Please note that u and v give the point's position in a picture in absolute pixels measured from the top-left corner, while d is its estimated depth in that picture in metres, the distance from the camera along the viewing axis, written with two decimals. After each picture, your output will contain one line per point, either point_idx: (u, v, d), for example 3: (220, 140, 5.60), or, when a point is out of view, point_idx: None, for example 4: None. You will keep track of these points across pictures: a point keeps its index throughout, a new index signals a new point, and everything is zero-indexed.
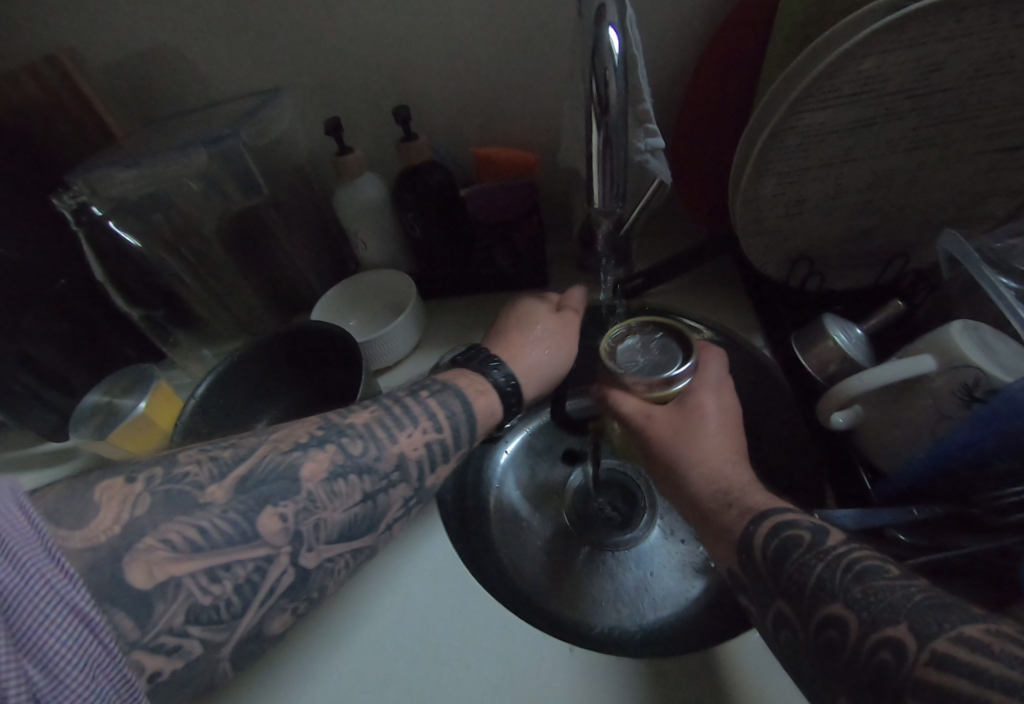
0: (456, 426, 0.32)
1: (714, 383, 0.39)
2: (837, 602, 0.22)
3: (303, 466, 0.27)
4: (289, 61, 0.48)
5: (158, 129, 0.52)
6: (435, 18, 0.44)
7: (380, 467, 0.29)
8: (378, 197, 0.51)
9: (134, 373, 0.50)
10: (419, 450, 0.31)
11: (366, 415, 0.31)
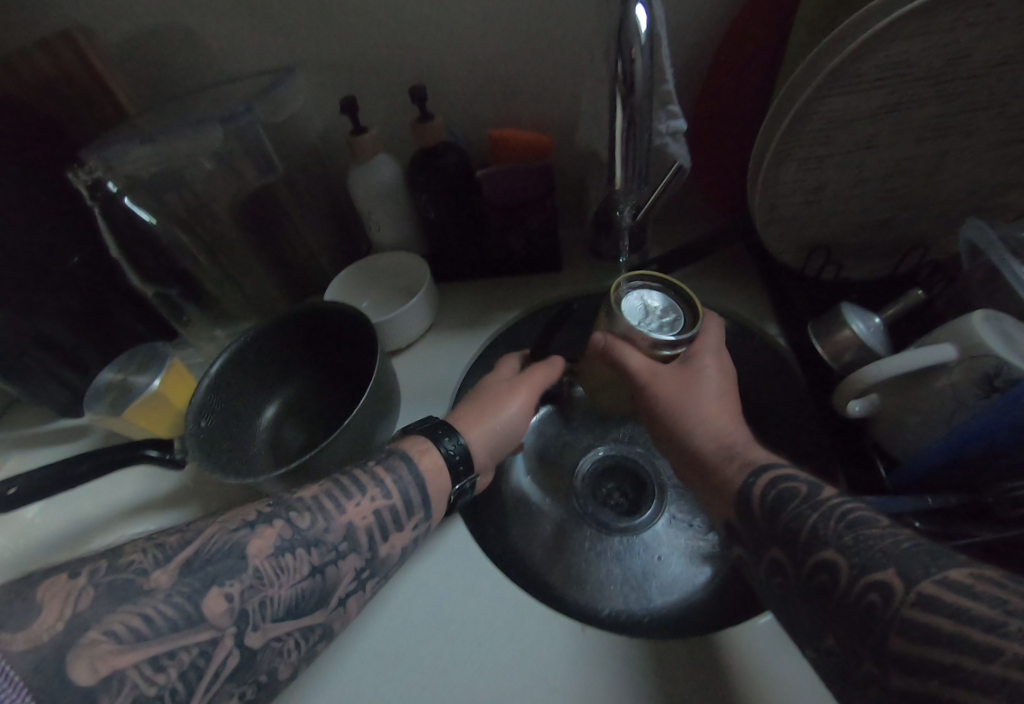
0: (406, 494, 0.32)
1: (714, 347, 0.39)
2: (830, 548, 0.24)
3: (249, 543, 0.26)
4: (304, 40, 0.47)
5: (171, 106, 0.51)
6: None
7: (327, 539, 0.28)
8: (391, 178, 0.50)
9: (148, 352, 0.50)
10: (368, 519, 0.30)
11: (314, 489, 0.30)
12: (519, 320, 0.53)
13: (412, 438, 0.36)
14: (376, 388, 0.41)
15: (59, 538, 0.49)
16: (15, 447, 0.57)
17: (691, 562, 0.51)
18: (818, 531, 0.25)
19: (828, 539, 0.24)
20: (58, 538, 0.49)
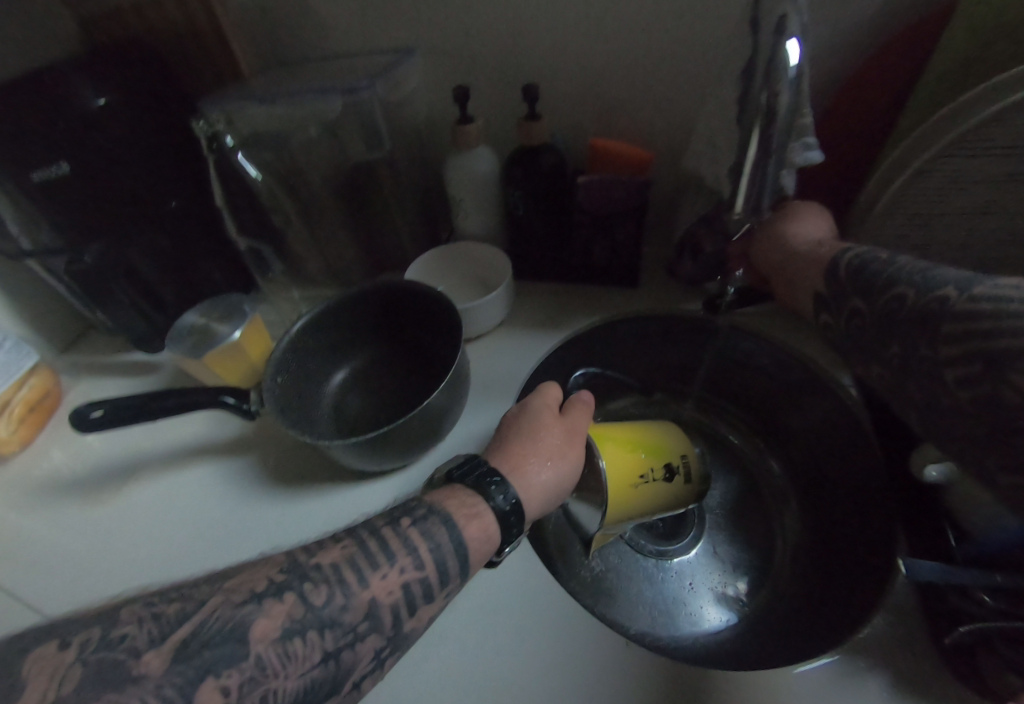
0: (442, 563, 0.28)
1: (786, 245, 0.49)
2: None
3: (254, 624, 0.22)
4: (428, 25, 0.49)
5: (289, 70, 0.54)
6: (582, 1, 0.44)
7: (346, 619, 0.24)
8: (489, 171, 0.51)
9: (232, 303, 0.51)
10: (394, 594, 0.26)
11: (336, 554, 0.26)
12: (591, 328, 0.53)
13: (458, 497, 0.31)
14: (453, 375, 0.41)
15: (121, 464, 0.52)
16: (86, 371, 0.61)
17: (723, 599, 0.51)
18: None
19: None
20: (122, 464, 0.52)
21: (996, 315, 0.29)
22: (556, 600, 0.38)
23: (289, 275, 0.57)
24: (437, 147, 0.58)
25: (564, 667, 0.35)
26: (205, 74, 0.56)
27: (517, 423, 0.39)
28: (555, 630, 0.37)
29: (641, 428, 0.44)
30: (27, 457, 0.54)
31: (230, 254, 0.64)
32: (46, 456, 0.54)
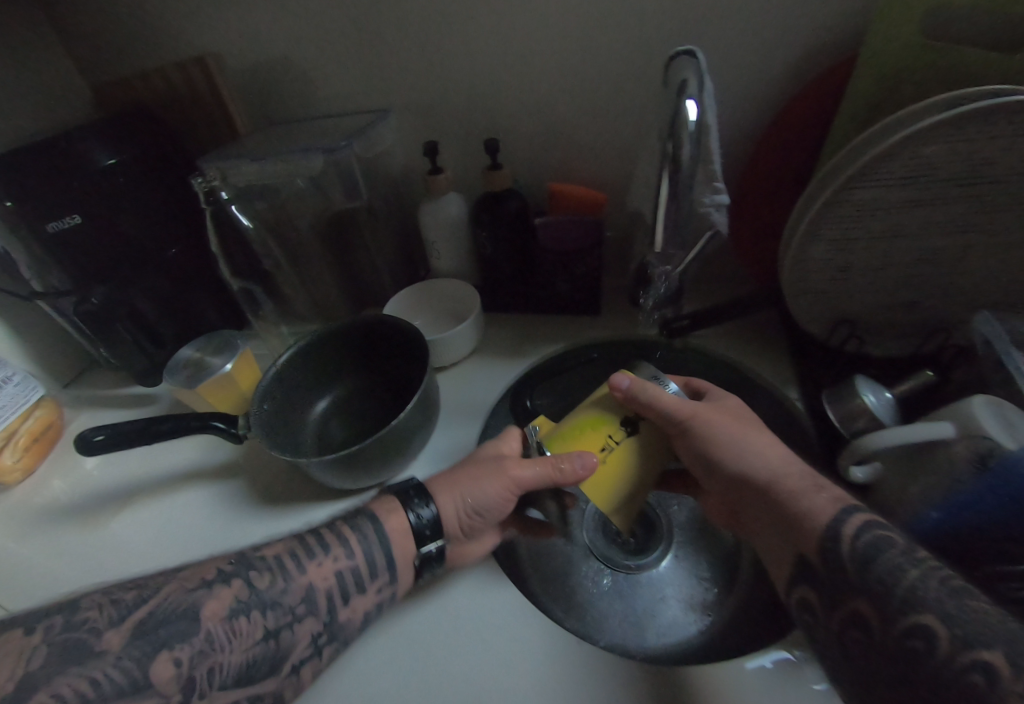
0: (369, 557, 0.37)
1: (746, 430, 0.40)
2: (929, 614, 0.24)
3: (206, 604, 0.30)
4: (399, 90, 0.55)
5: (278, 130, 0.60)
6: (530, 66, 0.51)
7: (286, 600, 0.33)
8: (458, 213, 0.57)
9: (224, 338, 0.55)
10: (328, 580, 0.35)
11: (276, 550, 0.35)
12: (558, 354, 0.58)
13: (394, 511, 0.40)
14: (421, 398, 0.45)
15: (116, 490, 0.55)
16: (88, 405, 0.65)
17: (695, 609, 0.53)
18: (922, 594, 0.25)
19: (929, 604, 0.25)
20: (117, 488, 0.55)
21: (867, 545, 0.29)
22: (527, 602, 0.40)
23: (278, 312, 0.62)
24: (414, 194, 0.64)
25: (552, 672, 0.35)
26: (207, 138, 0.64)
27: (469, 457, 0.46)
28: (526, 629, 0.38)
29: (583, 409, 0.41)
30: (26, 485, 0.57)
31: (226, 294, 0.69)
32: (45, 485, 0.57)
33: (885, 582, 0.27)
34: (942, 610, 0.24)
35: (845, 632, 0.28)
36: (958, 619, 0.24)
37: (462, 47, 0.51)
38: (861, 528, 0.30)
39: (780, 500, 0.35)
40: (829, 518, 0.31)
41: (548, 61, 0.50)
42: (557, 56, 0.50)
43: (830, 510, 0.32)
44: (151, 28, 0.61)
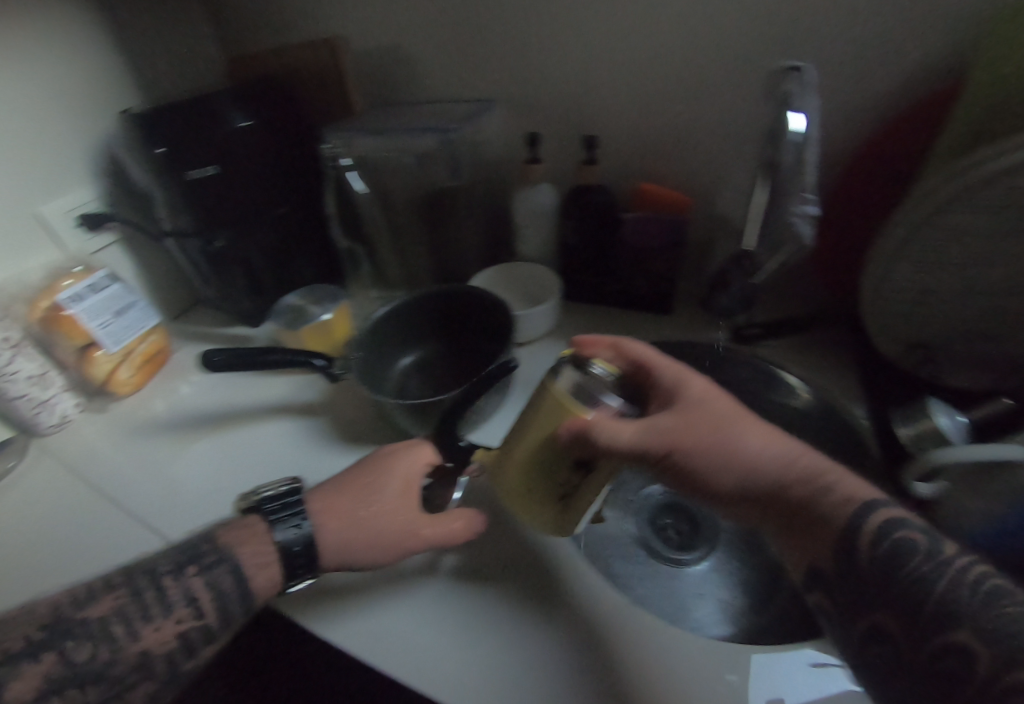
0: (225, 607, 0.35)
1: (737, 421, 0.36)
2: (960, 627, 0.24)
3: (7, 688, 0.28)
4: (507, 84, 0.60)
5: (389, 110, 0.66)
6: (633, 71, 0.54)
7: (113, 672, 0.31)
8: (549, 202, 0.61)
9: (325, 291, 0.60)
10: (170, 642, 0.33)
11: (106, 607, 0.33)
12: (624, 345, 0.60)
13: (256, 543, 0.37)
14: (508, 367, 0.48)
15: (212, 414, 0.62)
16: (191, 340, 0.73)
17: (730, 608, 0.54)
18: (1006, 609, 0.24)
19: (960, 614, 0.24)
20: (215, 413, 0.62)
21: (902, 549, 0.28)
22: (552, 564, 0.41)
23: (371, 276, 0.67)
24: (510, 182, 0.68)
25: (605, 627, 0.37)
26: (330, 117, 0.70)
27: (366, 471, 0.42)
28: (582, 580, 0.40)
29: (522, 451, 0.37)
30: (135, 398, 0.66)
31: (326, 256, 0.75)
32: (148, 402, 0.65)
33: (905, 590, 0.27)
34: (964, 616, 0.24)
35: (866, 651, 0.28)
36: (997, 634, 0.23)
37: (570, 47, 0.55)
38: (883, 527, 0.29)
39: (786, 508, 0.32)
40: (849, 517, 0.30)
41: (650, 68, 0.53)
42: (659, 65, 0.53)
43: (844, 510, 0.30)
44: (293, 14, 0.68)
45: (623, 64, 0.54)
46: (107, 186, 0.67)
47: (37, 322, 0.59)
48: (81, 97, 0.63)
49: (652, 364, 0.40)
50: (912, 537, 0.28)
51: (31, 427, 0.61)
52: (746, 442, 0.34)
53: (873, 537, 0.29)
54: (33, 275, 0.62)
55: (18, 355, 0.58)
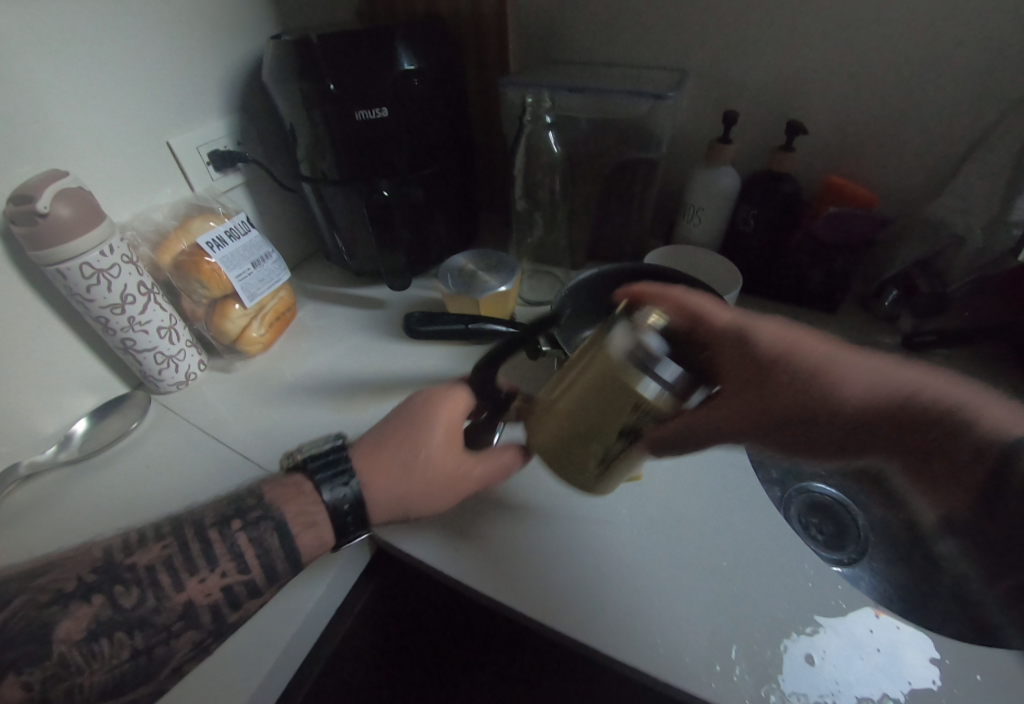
0: (268, 566, 0.36)
1: (827, 366, 0.35)
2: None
3: (59, 626, 0.30)
4: (706, 54, 0.56)
5: (564, 68, 0.60)
6: (854, 52, 0.50)
7: (158, 619, 0.32)
8: (731, 185, 0.58)
9: (498, 259, 0.55)
10: (211, 596, 0.34)
11: (150, 555, 0.34)
12: None
13: (303, 502, 0.37)
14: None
15: (354, 379, 0.57)
16: (318, 298, 0.69)
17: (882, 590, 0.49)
18: None
19: None
20: (360, 380, 0.57)
21: None
22: (588, 541, 0.42)
23: (525, 247, 0.63)
24: (681, 164, 0.65)
25: (779, 608, 0.38)
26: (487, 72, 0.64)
27: (399, 425, 0.41)
28: (759, 563, 0.41)
29: (564, 419, 0.34)
30: (265, 357, 0.61)
31: (463, 220, 0.70)
32: (278, 363, 0.60)
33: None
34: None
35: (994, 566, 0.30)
36: None
37: (789, 19, 0.51)
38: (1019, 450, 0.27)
39: (898, 441, 0.33)
40: (981, 436, 0.28)
41: (875, 51, 0.50)
42: (884, 52, 0.49)
43: (975, 428, 0.28)
44: None
45: (845, 44, 0.50)
46: (244, 120, 0.61)
47: (169, 265, 0.52)
48: (226, 15, 0.56)
49: (709, 318, 0.39)
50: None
51: (154, 381, 0.55)
52: (845, 390, 0.34)
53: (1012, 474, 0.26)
54: (160, 212, 0.55)
55: (151, 303, 0.51)
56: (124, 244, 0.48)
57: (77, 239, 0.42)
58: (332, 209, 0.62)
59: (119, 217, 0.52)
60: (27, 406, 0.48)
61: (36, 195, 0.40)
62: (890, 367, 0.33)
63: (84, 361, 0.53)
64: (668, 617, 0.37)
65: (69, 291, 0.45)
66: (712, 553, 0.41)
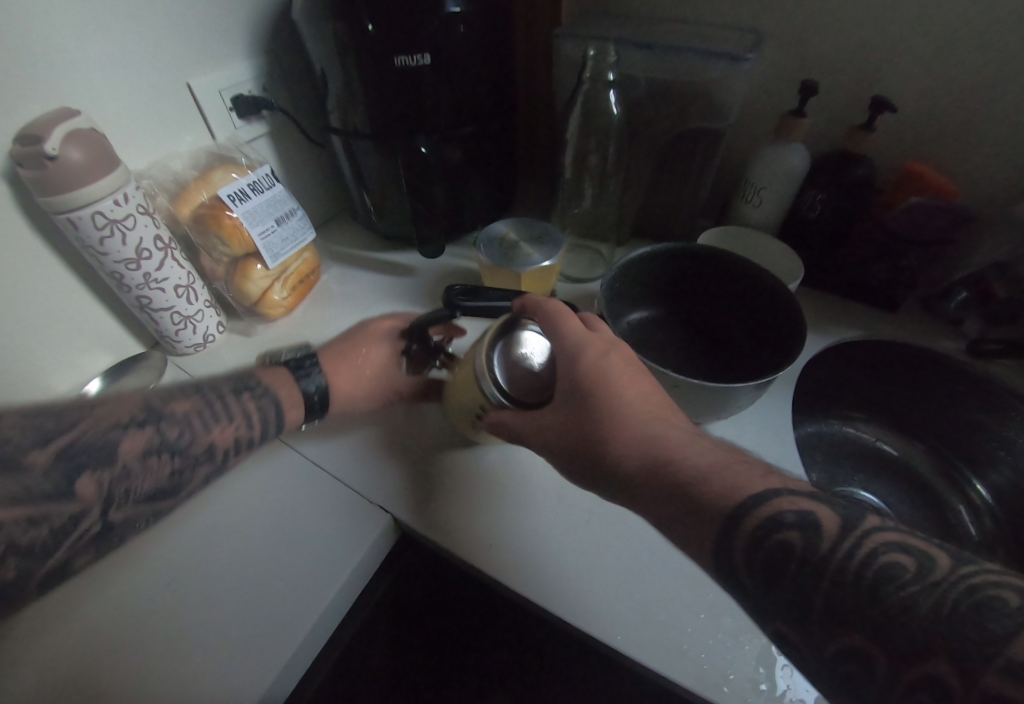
0: (267, 428, 0.41)
1: (617, 427, 0.31)
2: (856, 633, 0.20)
3: (121, 443, 0.33)
4: (789, 15, 0.50)
5: (624, 22, 0.54)
6: (963, 18, 0.44)
7: (191, 451, 0.36)
8: (800, 165, 0.52)
9: (541, 230, 0.51)
10: (229, 442, 0.38)
11: (185, 404, 0.37)
12: (853, 340, 0.54)
13: (288, 388, 0.43)
14: (797, 338, 0.38)
15: None
16: (343, 262, 0.65)
17: None
18: None
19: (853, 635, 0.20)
20: None
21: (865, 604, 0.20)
22: (612, 554, 0.39)
23: (570, 219, 0.59)
24: (744, 139, 0.59)
25: None
26: (537, 22, 0.59)
27: (351, 341, 0.48)
28: None
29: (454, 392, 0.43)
30: (287, 323, 0.58)
31: (500, 188, 0.66)
32: (301, 329, 0.57)
33: (797, 593, 0.22)
34: (943, 640, 0.18)
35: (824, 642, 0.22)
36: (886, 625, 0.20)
37: None
38: (771, 523, 0.23)
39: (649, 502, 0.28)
40: (735, 505, 0.25)
41: (989, 18, 0.43)
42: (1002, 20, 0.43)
43: (737, 501, 0.25)
44: None
45: (953, 9, 0.44)
46: (271, 63, 0.56)
47: (189, 218, 0.48)
48: None
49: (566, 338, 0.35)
50: (786, 539, 0.23)
51: (171, 342, 0.53)
52: (613, 451, 0.30)
53: (756, 528, 0.24)
54: (179, 161, 0.50)
55: (168, 258, 0.47)
56: (141, 193, 0.45)
57: (89, 185, 0.39)
58: (362, 167, 0.58)
59: (135, 164, 0.48)
60: (39, 359, 0.46)
61: (44, 135, 0.36)
62: (689, 446, 0.29)
63: (98, 317, 0.50)
64: (712, 635, 0.34)
65: (81, 244, 0.42)
66: (599, 556, 0.39)
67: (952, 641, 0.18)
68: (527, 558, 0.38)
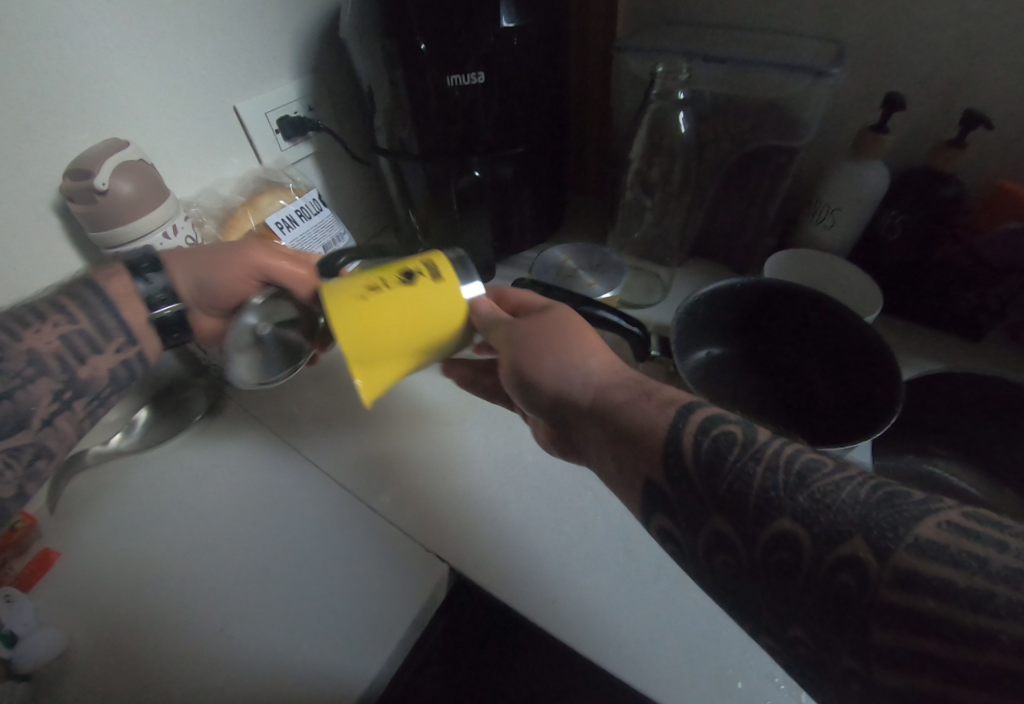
0: (100, 322, 0.36)
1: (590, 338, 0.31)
2: (786, 515, 0.19)
3: None
4: (871, 25, 0.46)
5: (686, 33, 0.51)
6: None
7: (9, 364, 0.32)
8: (881, 184, 0.48)
9: (600, 257, 0.48)
10: (53, 343, 0.34)
11: None
12: (933, 372, 0.50)
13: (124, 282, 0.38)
14: (896, 399, 0.35)
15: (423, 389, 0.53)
16: None
17: None
18: None
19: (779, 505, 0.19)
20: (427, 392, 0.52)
21: (813, 503, 0.19)
22: (679, 615, 0.35)
23: (629, 242, 0.58)
24: (814, 155, 0.55)
25: None
26: (592, 32, 0.56)
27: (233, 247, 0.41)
28: None
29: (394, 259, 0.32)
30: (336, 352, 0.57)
31: (548, 205, 0.63)
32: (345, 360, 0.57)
33: (734, 489, 0.21)
34: (867, 525, 0.18)
35: None
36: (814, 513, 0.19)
37: None
38: (703, 424, 0.24)
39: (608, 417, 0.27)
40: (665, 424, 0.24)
41: None
42: None
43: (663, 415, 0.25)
44: None
45: None
46: (321, 83, 0.54)
47: None
48: None
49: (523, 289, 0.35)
50: (731, 430, 0.23)
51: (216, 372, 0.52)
52: (586, 358, 0.29)
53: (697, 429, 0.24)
54: (226, 187, 0.49)
55: None
56: (189, 223, 0.44)
57: (139, 218, 0.38)
58: (408, 187, 0.56)
59: (182, 192, 0.47)
60: None
61: (94, 168, 0.35)
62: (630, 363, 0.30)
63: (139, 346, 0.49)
64: None
65: None
66: (617, 568, 0.38)
67: (871, 524, 0.18)
68: (543, 582, 0.37)
